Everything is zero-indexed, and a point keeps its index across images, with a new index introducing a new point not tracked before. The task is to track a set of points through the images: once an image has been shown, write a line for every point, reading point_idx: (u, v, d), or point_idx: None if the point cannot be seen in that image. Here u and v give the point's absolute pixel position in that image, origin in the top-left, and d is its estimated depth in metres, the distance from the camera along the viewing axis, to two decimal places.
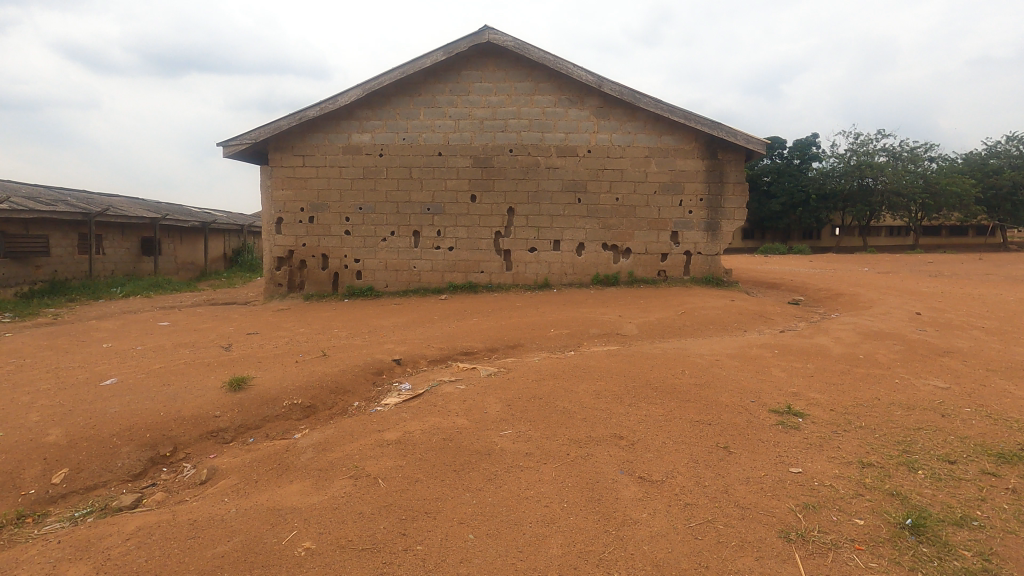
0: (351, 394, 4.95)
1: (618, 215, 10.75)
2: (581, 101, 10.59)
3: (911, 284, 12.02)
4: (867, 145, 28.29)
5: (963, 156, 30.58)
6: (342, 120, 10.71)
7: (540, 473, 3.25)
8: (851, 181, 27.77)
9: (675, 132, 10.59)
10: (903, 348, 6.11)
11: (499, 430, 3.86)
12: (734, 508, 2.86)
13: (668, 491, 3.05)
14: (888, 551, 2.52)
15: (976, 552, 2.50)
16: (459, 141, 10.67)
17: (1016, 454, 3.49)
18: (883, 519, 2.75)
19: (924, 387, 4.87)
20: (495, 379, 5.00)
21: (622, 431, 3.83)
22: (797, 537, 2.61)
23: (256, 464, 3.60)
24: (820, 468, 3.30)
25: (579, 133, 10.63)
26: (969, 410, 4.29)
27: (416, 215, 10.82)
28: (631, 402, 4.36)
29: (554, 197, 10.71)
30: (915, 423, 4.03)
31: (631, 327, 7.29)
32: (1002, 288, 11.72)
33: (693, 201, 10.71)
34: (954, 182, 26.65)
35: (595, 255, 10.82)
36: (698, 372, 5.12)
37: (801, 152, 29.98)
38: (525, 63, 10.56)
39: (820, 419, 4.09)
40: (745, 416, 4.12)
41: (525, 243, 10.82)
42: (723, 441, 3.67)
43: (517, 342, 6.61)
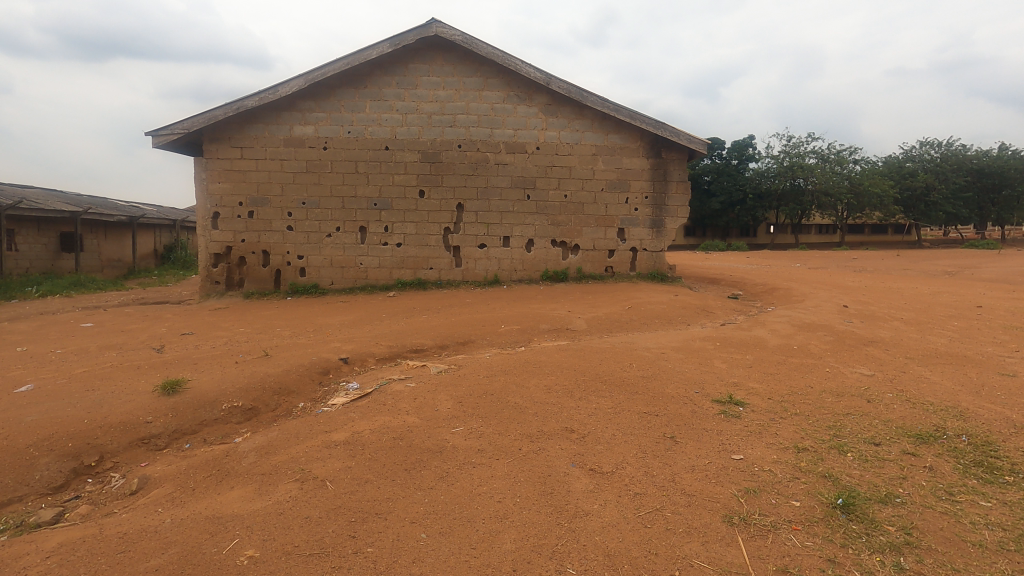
0: (296, 395, 4.80)
1: (567, 212, 10.87)
2: (530, 98, 10.65)
3: (839, 278, 12.79)
4: (799, 146, 29.78)
5: (884, 159, 32.85)
6: (283, 111, 10.32)
7: (493, 469, 3.26)
8: (784, 182, 29.18)
9: (622, 131, 10.81)
10: (833, 339, 6.50)
11: (450, 427, 3.84)
12: (680, 496, 2.96)
13: (618, 481, 3.12)
14: (821, 529, 2.67)
15: (899, 527, 2.68)
16: (406, 135, 10.49)
17: (933, 435, 3.78)
18: (817, 500, 2.91)
19: (852, 375, 5.19)
20: (446, 376, 4.96)
21: (573, 425, 3.88)
22: (739, 521, 2.73)
23: (193, 471, 3.44)
24: (759, 454, 3.47)
25: (528, 130, 10.67)
26: (891, 395, 4.61)
27: (363, 210, 10.57)
28: (581, 396, 4.44)
29: (503, 193, 10.71)
30: (844, 408, 4.29)
31: (580, 322, 7.42)
32: (917, 282, 12.72)
33: (639, 199, 10.97)
34: (876, 183, 28.58)
35: (545, 251, 10.91)
36: (644, 365, 5.26)
37: (739, 153, 31.24)
38: (473, 58, 10.51)
39: (758, 408, 4.29)
40: (690, 406, 4.27)
41: (475, 239, 10.77)
42: (668, 431, 3.79)
43: (468, 339, 6.60)
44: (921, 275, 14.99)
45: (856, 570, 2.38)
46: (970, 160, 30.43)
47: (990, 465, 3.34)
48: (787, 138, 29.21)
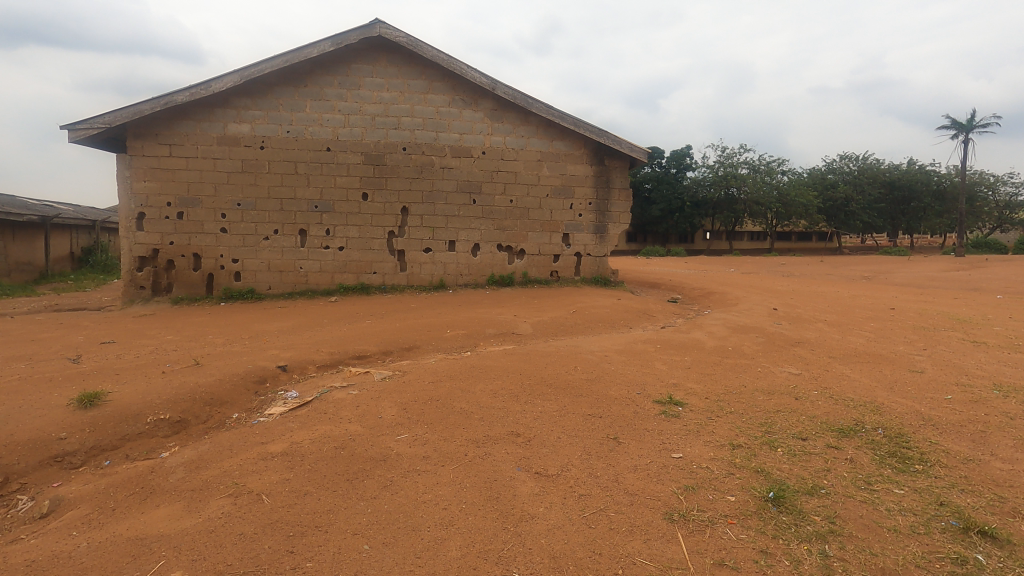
0: (229, 405, 4.56)
1: (513, 217, 10.94)
2: (476, 103, 10.66)
3: (769, 282, 13.51)
4: (732, 157, 31.28)
5: (808, 171, 35.05)
6: (216, 108, 9.85)
7: (438, 476, 3.22)
8: (719, 191, 30.57)
9: (566, 138, 10.99)
10: (764, 340, 6.85)
11: (395, 435, 3.77)
12: (623, 496, 3.03)
13: (563, 483, 3.16)
14: (755, 522, 2.79)
15: (824, 516, 2.84)
16: (348, 136, 10.24)
17: (852, 429, 4.05)
18: (750, 494, 3.05)
19: (781, 374, 5.48)
20: (390, 383, 4.86)
21: (519, 428, 3.90)
22: (679, 518, 2.81)
23: (114, 489, 3.20)
24: (698, 452, 3.60)
25: (474, 134, 10.67)
26: (817, 392, 4.90)
27: (303, 213, 10.23)
28: (527, 399, 4.47)
29: (448, 197, 10.65)
30: (774, 406, 4.52)
31: (525, 327, 7.47)
32: (838, 286, 13.61)
33: (583, 204, 11.19)
34: (801, 194, 30.42)
35: (491, 255, 10.93)
36: (588, 368, 5.35)
37: (677, 162, 32.46)
38: (418, 60, 10.41)
39: (696, 407, 4.45)
40: (632, 407, 4.38)
41: (420, 243, 10.64)
42: (612, 432, 3.87)
43: (413, 344, 6.50)
44: (842, 279, 16.08)
45: (786, 559, 2.50)
46: (883, 174, 32.96)
47: (903, 455, 3.61)
48: (722, 149, 30.62)
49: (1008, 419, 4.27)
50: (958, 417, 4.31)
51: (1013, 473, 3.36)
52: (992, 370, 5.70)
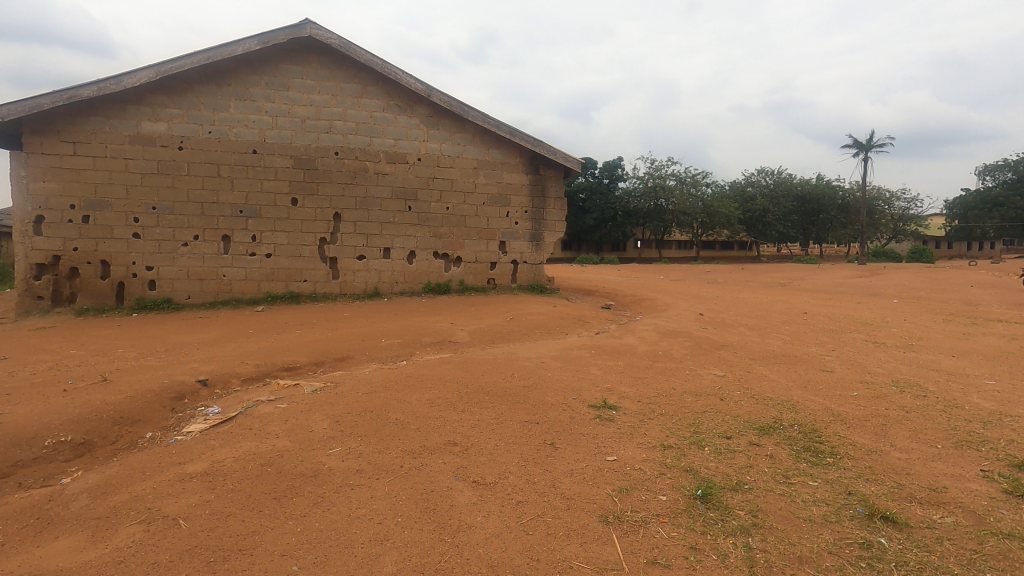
0: (143, 423, 4.23)
1: (449, 224, 10.87)
2: (411, 109, 10.55)
3: (696, 289, 14.18)
4: (661, 169, 32.70)
5: (730, 184, 37.21)
6: (129, 105, 9.20)
7: (373, 490, 3.12)
8: (649, 201, 31.84)
9: (502, 146, 11.09)
10: (691, 344, 7.17)
11: (326, 449, 3.62)
12: (560, 500, 3.06)
13: (500, 491, 3.15)
14: (684, 519, 2.90)
15: (748, 510, 3.00)
16: (276, 138, 9.84)
17: (771, 426, 4.30)
18: (680, 493, 3.17)
19: (707, 376, 5.75)
20: (321, 395, 4.68)
21: (456, 438, 3.85)
22: (614, 519, 2.87)
23: (4, 522, 2.88)
24: (631, 454, 3.70)
25: (409, 140, 10.55)
26: (739, 393, 5.18)
27: (226, 218, 9.70)
28: (464, 408, 4.43)
29: (383, 203, 10.44)
30: (701, 407, 4.73)
31: (462, 334, 7.42)
32: (758, 292, 14.50)
33: (519, 213, 11.31)
34: (724, 206, 32.22)
35: (427, 263, 10.80)
36: (525, 375, 5.39)
37: (610, 172, 33.51)
38: (351, 63, 10.19)
39: (629, 410, 4.58)
40: (568, 412, 4.44)
41: (353, 250, 10.35)
42: (549, 438, 3.91)
43: (346, 354, 6.30)
44: (761, 286, 17.14)
45: (714, 554, 2.61)
46: (795, 187, 35.53)
47: (816, 449, 3.87)
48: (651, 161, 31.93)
49: (904, 412, 4.68)
50: (863, 412, 4.68)
51: (910, 461, 3.69)
52: (890, 368, 6.25)
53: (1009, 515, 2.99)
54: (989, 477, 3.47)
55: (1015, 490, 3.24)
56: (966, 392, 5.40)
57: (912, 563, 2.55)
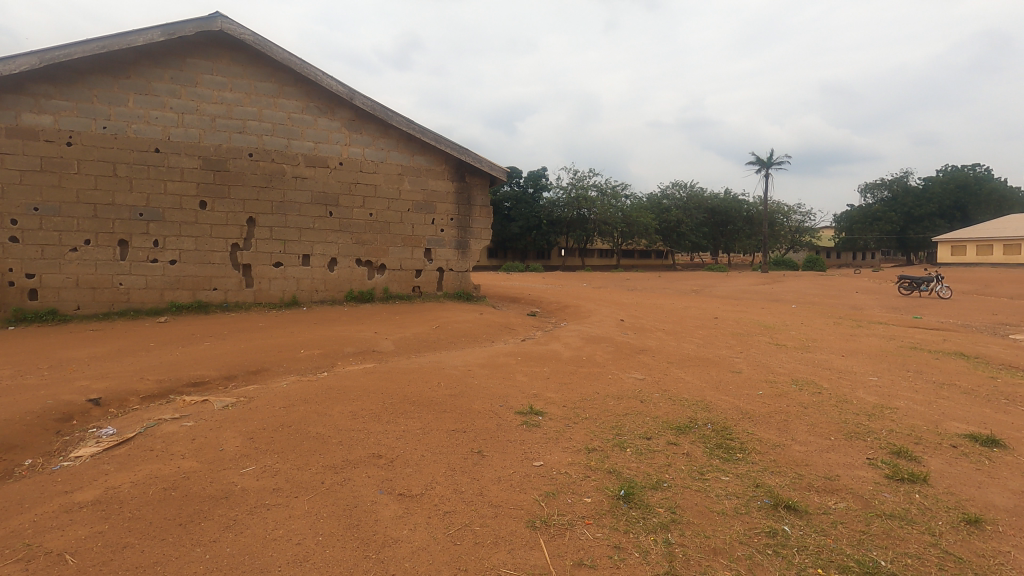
0: (21, 450, 3.77)
1: (373, 230, 10.61)
2: (332, 111, 10.24)
3: (617, 296, 14.72)
4: (583, 181, 33.77)
5: (647, 196, 39.08)
6: (6, 94, 8.26)
7: (291, 509, 2.96)
8: (572, 211, 32.76)
9: (427, 153, 10.99)
10: (613, 349, 7.42)
11: (239, 468, 3.40)
12: (488, 508, 3.05)
13: (427, 503, 3.09)
14: (608, 520, 2.98)
15: (667, 507, 3.13)
16: (182, 137, 9.19)
17: (687, 426, 4.53)
18: (604, 494, 3.26)
19: (628, 379, 5.96)
20: (233, 411, 4.39)
21: (381, 450, 3.75)
22: (541, 524, 2.90)
23: None
24: (557, 458, 3.75)
25: (330, 144, 10.20)
26: (658, 395, 5.42)
27: (123, 221, 8.91)
28: (389, 419, 4.32)
29: (302, 208, 10.01)
30: (623, 410, 4.90)
31: (387, 344, 7.25)
32: (674, 299, 15.27)
33: (445, 220, 11.24)
34: (641, 216, 33.76)
35: (349, 270, 10.46)
36: (452, 384, 5.33)
37: (534, 182, 34.14)
38: (267, 61, 9.73)
39: (555, 415, 4.66)
40: (495, 420, 4.45)
41: (268, 257, 9.83)
42: (476, 446, 3.89)
43: (261, 367, 5.96)
44: (676, 293, 18.07)
45: (636, 551, 2.70)
46: (706, 200, 37.89)
47: (727, 445, 4.12)
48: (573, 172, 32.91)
49: (803, 408, 5.09)
50: (767, 409, 5.04)
51: (808, 453, 4.02)
52: (790, 368, 6.78)
53: (890, 497, 3.32)
54: (874, 464, 3.84)
55: (894, 475, 3.61)
56: (853, 388, 5.96)
57: (811, 547, 2.77)
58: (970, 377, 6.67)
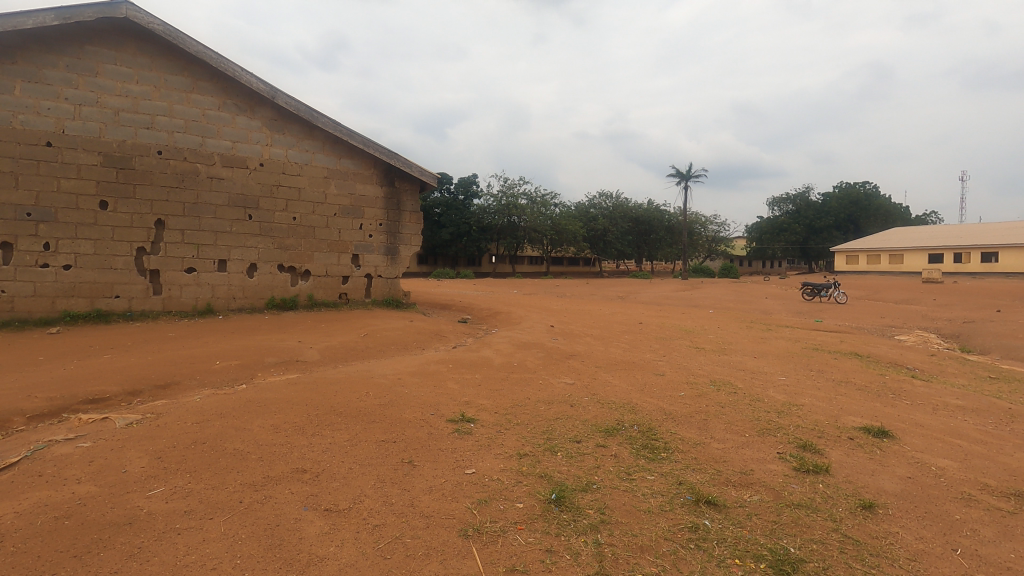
0: None
1: (296, 235, 10.17)
2: (252, 110, 9.77)
3: (547, 302, 14.98)
4: (513, 188, 34.18)
5: (575, 205, 40.15)
6: None
7: (205, 532, 2.76)
8: (502, 218, 33.05)
9: (354, 157, 10.73)
10: (544, 354, 7.53)
11: (145, 491, 3.13)
12: (419, 519, 2.98)
13: (355, 517, 2.98)
14: (540, 524, 3.00)
15: (596, 508, 3.21)
16: (80, 130, 8.41)
17: (615, 427, 4.67)
18: (536, 499, 3.29)
19: (559, 384, 6.07)
20: (138, 429, 4.04)
21: (305, 464, 3.58)
22: (473, 532, 2.88)
23: None
24: (489, 465, 3.74)
25: (249, 144, 9.71)
26: (587, 398, 5.55)
27: (6, 221, 8.01)
28: (314, 431, 4.14)
29: (217, 211, 9.44)
30: (554, 414, 4.97)
31: (312, 353, 6.96)
32: (601, 305, 15.74)
33: (373, 225, 10.99)
34: (570, 224, 34.61)
35: (270, 276, 9.96)
36: (381, 393, 5.19)
37: (465, 189, 34.17)
38: (179, 54, 9.15)
39: (486, 422, 4.66)
40: (426, 428, 4.38)
41: (180, 262, 9.17)
42: (407, 456, 3.81)
43: (171, 380, 5.53)
44: (604, 299, 18.64)
45: (568, 553, 2.74)
46: (630, 210, 39.47)
47: (652, 446, 4.28)
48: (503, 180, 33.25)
49: (720, 407, 5.39)
50: (688, 409, 5.30)
51: (725, 450, 4.25)
52: (708, 370, 7.17)
53: (798, 488, 3.59)
54: (784, 457, 4.13)
55: (801, 466, 3.90)
56: (764, 387, 6.39)
57: (729, 538, 2.93)
58: (863, 374, 7.34)
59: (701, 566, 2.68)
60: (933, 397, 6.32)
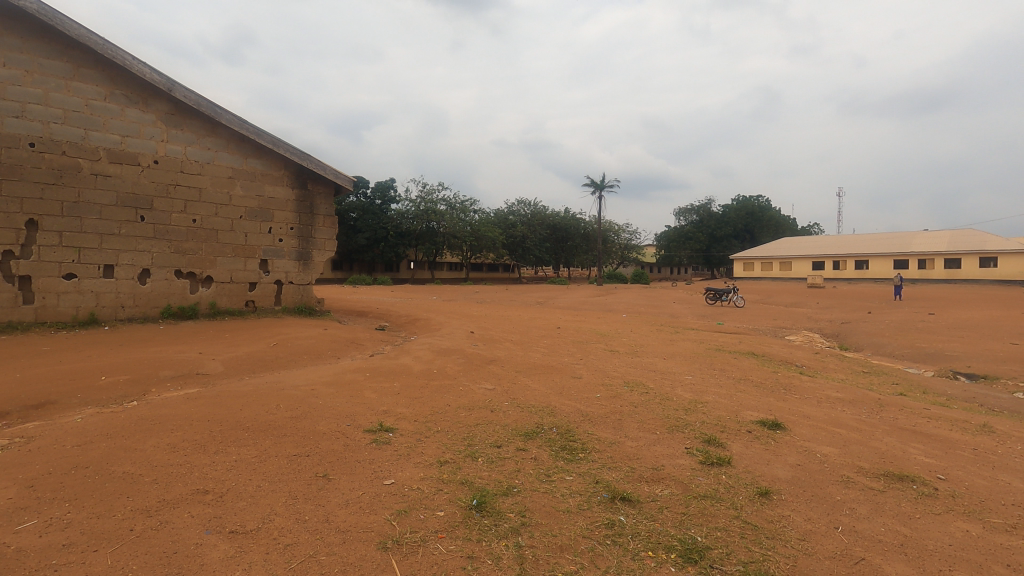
0: None
1: (196, 239, 9.46)
2: (145, 103, 9.00)
3: (467, 308, 14.96)
4: (431, 194, 33.89)
5: (494, 212, 40.51)
6: None
7: (88, 566, 2.48)
8: (421, 224, 32.65)
9: (262, 157, 10.18)
10: (463, 360, 7.51)
11: (13, 526, 2.76)
12: (335, 535, 2.86)
13: (263, 538, 2.80)
14: (462, 531, 2.98)
15: (517, 512, 3.23)
16: None
17: (535, 431, 4.74)
18: (457, 506, 3.26)
19: (479, 390, 6.06)
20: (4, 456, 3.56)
21: (208, 485, 3.32)
22: (392, 544, 2.81)
23: None
24: (408, 475, 3.67)
25: (142, 138, 8.92)
26: (507, 403, 5.58)
27: None
28: (217, 449, 3.86)
29: (103, 211, 8.57)
30: (474, 420, 4.96)
31: (214, 365, 6.48)
32: (521, 310, 15.96)
33: (283, 229, 10.47)
34: (489, 231, 34.84)
35: (166, 283, 9.17)
36: (293, 405, 4.92)
37: (382, 193, 33.45)
38: (57, 37, 8.26)
39: (406, 431, 4.56)
40: (342, 440, 4.22)
41: (57, 267, 8.22)
42: (321, 470, 3.65)
43: (46, 400, 4.92)
44: (523, 304, 18.92)
45: (489, 558, 2.74)
46: (548, 218, 40.43)
47: (571, 447, 4.39)
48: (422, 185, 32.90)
49: (633, 407, 5.63)
50: (604, 410, 5.49)
51: (638, 448, 4.44)
52: (622, 371, 7.47)
53: (704, 480, 3.82)
54: (691, 452, 4.39)
55: (706, 460, 4.16)
56: (673, 386, 6.75)
57: (643, 532, 3.06)
58: (759, 372, 7.96)
59: (617, 560, 2.78)
60: (817, 391, 6.97)
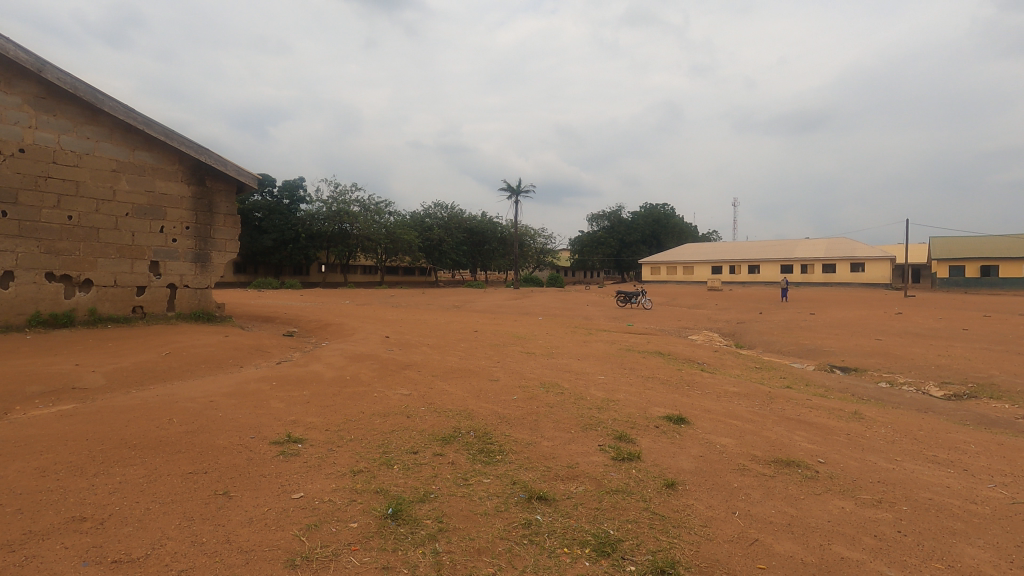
0: None
1: (72, 237, 8.49)
2: (8, 83, 7.97)
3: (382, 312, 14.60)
4: (344, 195, 32.76)
5: (410, 214, 39.89)
6: None
7: None
8: (332, 225, 31.42)
9: (152, 149, 9.34)
10: (378, 366, 7.30)
11: None
12: (236, 556, 2.67)
13: (153, 565, 2.56)
14: (376, 541, 2.89)
15: (434, 518, 3.18)
16: None
17: (452, 435, 4.69)
18: (372, 516, 3.15)
19: (394, 396, 5.92)
20: None
21: (86, 511, 2.98)
22: (301, 561, 2.66)
23: None
24: (319, 487, 3.50)
25: (4, 123, 7.88)
26: (424, 408, 5.49)
27: None
28: (98, 471, 3.47)
29: None
30: (389, 427, 4.83)
31: (95, 378, 5.83)
32: (437, 313, 15.81)
33: (177, 228, 9.65)
34: (405, 234, 34.21)
35: (35, 286, 8.14)
36: (188, 419, 4.54)
37: (290, 193, 31.85)
38: None
39: (316, 441, 4.35)
40: (245, 454, 3.94)
41: None
42: (220, 488, 3.38)
43: None
44: (440, 308, 18.74)
45: (405, 567, 2.68)
46: (465, 221, 40.44)
47: (488, 450, 4.40)
48: None
49: (549, 408, 5.74)
50: (521, 412, 5.54)
51: (554, 447, 4.54)
52: (538, 373, 7.60)
53: (616, 475, 3.97)
54: (603, 449, 4.54)
55: (618, 456, 4.33)
56: (586, 386, 6.97)
57: (559, 529, 3.12)
58: (665, 370, 8.42)
59: (534, 559, 2.81)
60: (717, 387, 7.48)
